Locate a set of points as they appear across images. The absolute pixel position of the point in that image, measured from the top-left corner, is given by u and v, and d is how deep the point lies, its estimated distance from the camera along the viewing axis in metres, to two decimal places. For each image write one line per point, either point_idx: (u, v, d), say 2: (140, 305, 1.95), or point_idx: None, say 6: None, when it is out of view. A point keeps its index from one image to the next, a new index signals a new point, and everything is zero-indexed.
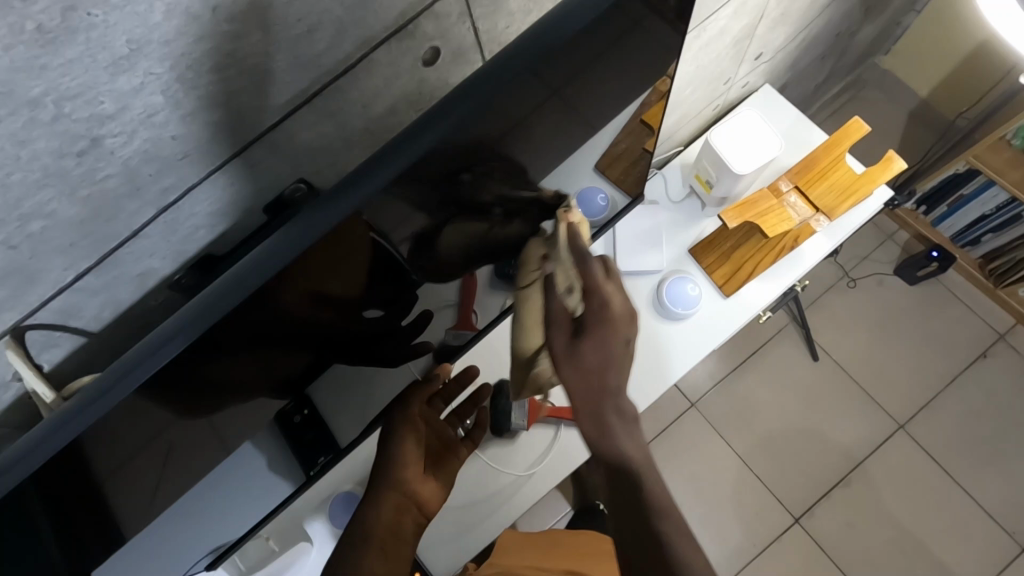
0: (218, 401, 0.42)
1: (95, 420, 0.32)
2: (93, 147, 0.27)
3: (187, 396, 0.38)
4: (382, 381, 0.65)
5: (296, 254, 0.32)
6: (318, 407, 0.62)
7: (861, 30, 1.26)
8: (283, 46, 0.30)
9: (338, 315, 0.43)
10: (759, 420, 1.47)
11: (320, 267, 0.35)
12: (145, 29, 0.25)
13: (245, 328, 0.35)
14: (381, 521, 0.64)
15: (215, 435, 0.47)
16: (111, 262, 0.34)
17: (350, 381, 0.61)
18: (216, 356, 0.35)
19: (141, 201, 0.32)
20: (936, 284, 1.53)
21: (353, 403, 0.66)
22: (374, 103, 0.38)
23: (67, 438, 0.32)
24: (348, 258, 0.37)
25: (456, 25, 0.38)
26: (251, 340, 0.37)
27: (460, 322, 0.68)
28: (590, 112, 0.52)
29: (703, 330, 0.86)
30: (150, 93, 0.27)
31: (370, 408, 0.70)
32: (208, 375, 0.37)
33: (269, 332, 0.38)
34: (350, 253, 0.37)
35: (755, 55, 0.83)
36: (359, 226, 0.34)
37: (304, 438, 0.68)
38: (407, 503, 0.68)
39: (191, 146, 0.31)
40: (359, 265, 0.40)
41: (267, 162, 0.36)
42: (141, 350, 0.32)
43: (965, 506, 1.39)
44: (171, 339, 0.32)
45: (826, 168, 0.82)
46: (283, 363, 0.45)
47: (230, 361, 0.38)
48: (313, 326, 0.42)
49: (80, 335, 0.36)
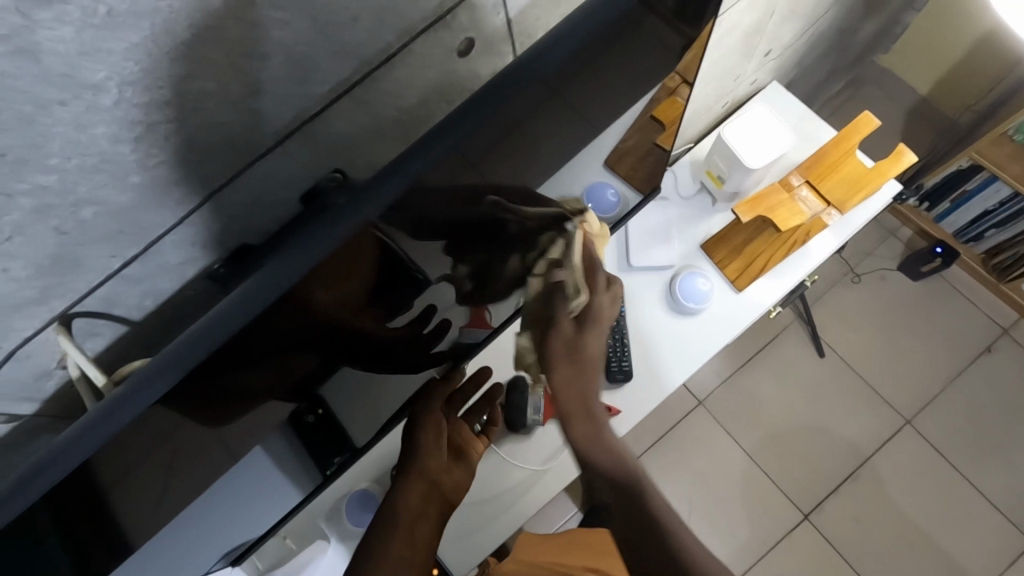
0: (238, 403, 0.42)
1: (132, 417, 0.33)
2: (146, 133, 0.28)
3: (218, 395, 0.38)
4: (395, 382, 0.65)
5: (319, 257, 0.33)
6: (332, 407, 0.60)
7: (863, 27, 1.27)
8: (328, 35, 0.31)
9: (364, 313, 0.45)
10: (766, 417, 1.48)
11: (343, 266, 0.36)
12: (204, 14, 0.26)
13: (274, 327, 0.36)
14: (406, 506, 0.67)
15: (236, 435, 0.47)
16: (155, 251, 0.34)
17: (365, 382, 0.61)
18: (245, 356, 0.36)
19: (187, 188, 0.32)
20: (940, 280, 1.54)
21: (373, 400, 0.66)
22: (408, 94, 0.38)
23: (104, 437, 0.33)
24: (373, 255, 0.39)
25: (490, 16, 0.38)
26: (279, 342, 0.38)
27: (473, 321, 0.68)
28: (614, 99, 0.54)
29: (715, 325, 0.87)
30: (204, 80, 0.28)
31: (388, 404, 0.70)
32: (237, 375, 0.38)
33: (296, 334, 0.39)
34: (371, 256, 0.38)
35: (764, 51, 0.84)
36: (376, 232, 0.36)
37: (317, 440, 0.65)
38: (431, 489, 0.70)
39: (237, 134, 0.32)
40: (381, 264, 0.41)
41: (306, 152, 0.36)
42: (175, 350, 0.33)
43: (974, 500, 1.39)
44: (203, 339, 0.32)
45: (837, 162, 0.82)
46: (307, 364, 0.45)
47: (259, 362, 0.38)
48: (339, 327, 0.43)
49: (121, 324, 0.36)
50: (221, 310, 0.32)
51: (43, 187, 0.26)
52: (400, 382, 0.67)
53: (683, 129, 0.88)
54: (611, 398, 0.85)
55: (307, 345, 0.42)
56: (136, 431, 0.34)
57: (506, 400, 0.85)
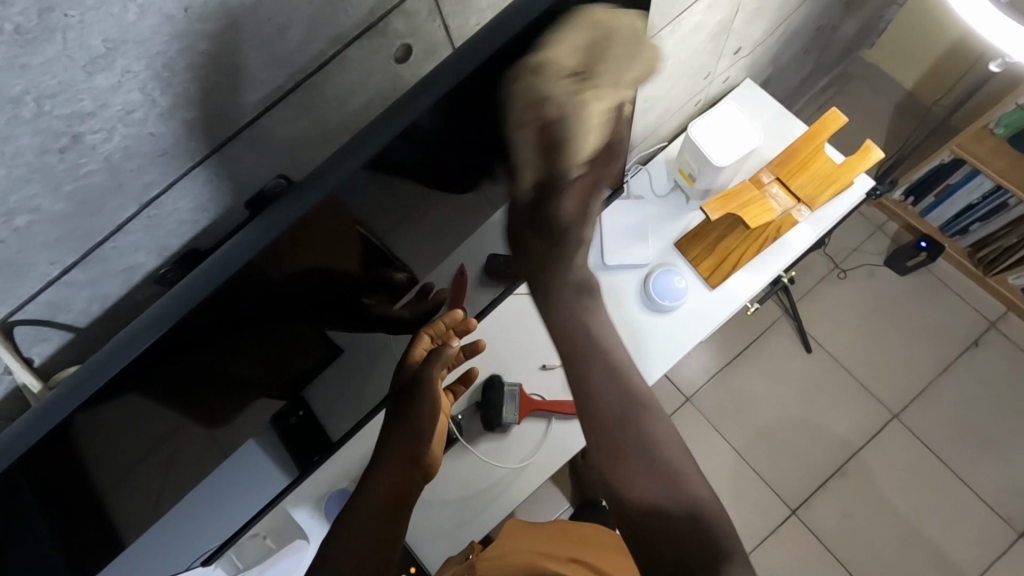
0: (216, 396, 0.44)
1: (84, 405, 0.34)
2: (74, 145, 0.29)
3: (178, 390, 0.39)
4: (374, 373, 0.69)
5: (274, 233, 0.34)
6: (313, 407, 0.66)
7: (843, 23, 1.27)
8: (254, 45, 0.32)
9: (336, 295, 0.46)
10: (753, 412, 1.49)
11: (297, 255, 0.38)
12: (120, 29, 0.26)
13: (226, 316, 0.37)
14: (379, 496, 0.64)
15: (206, 441, 0.49)
16: (97, 258, 0.35)
17: (344, 375, 0.64)
18: (199, 345, 0.37)
19: (123, 196, 0.33)
20: (927, 274, 1.54)
21: (349, 392, 0.69)
22: (348, 100, 0.39)
23: (54, 425, 0.33)
24: (334, 238, 0.40)
25: (427, 22, 0.39)
26: (233, 331, 0.39)
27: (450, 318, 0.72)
28: None
29: (689, 322, 0.87)
30: (128, 91, 0.29)
31: (366, 396, 0.72)
32: (195, 366, 0.39)
33: (254, 323, 0.40)
34: (335, 239, 0.40)
35: (734, 49, 0.85)
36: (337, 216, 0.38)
37: (304, 438, 0.69)
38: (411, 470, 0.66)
39: (171, 142, 0.32)
40: (341, 253, 0.42)
41: (246, 158, 0.37)
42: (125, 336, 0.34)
43: (961, 492, 1.40)
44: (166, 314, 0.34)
45: (806, 159, 0.83)
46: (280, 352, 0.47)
47: (220, 352, 0.40)
48: (307, 311, 0.45)
49: (68, 330, 0.37)
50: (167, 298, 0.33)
51: None
52: (376, 374, 0.70)
53: (655, 128, 0.89)
54: None
55: (273, 333, 0.43)
56: (88, 422, 0.35)
57: (483, 399, 0.85)
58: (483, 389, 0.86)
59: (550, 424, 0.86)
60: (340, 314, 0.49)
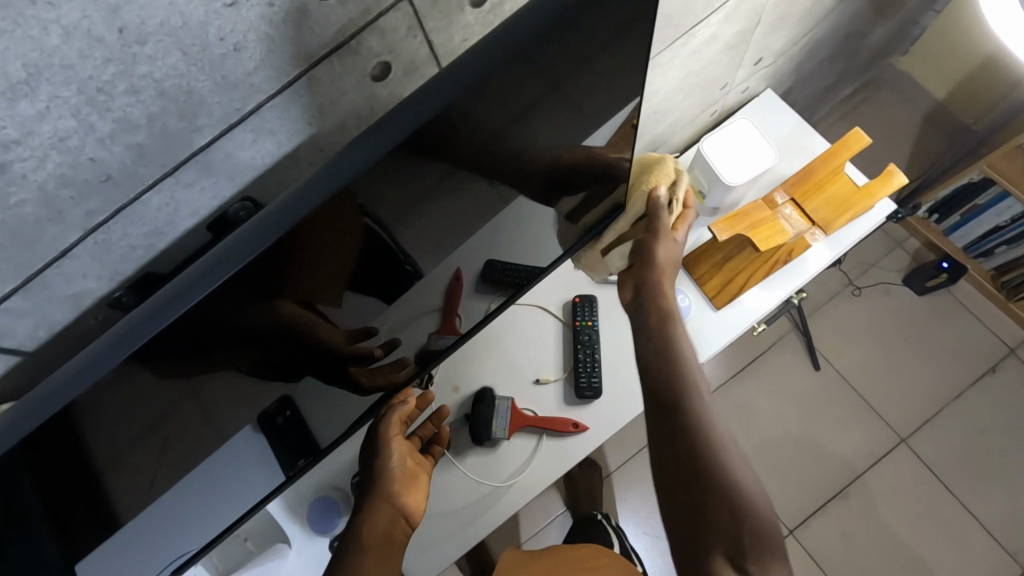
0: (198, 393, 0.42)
1: (53, 416, 0.33)
2: (0, 173, 0.26)
3: (152, 402, 0.38)
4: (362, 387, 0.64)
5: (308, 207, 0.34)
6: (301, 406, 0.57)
7: (873, 30, 1.21)
8: (206, 67, 0.29)
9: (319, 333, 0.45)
10: (756, 428, 1.45)
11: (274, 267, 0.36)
12: (43, 53, 0.24)
13: (201, 331, 0.36)
14: (364, 534, 0.66)
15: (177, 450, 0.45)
16: (39, 284, 0.33)
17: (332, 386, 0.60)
18: (174, 357, 0.36)
19: (63, 223, 0.30)
20: (946, 295, 1.48)
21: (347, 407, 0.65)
22: (319, 121, 0.36)
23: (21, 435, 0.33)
24: (324, 252, 0.38)
25: (407, 39, 0.36)
26: (211, 344, 0.37)
27: (443, 326, 0.68)
28: (591, 112, 0.52)
29: (691, 343, 0.84)
30: (58, 118, 0.26)
31: (352, 409, 0.68)
32: (169, 379, 0.38)
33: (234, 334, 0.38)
34: (343, 238, 0.38)
35: (753, 59, 0.80)
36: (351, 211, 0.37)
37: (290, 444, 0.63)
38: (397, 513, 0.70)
39: (115, 168, 0.30)
40: (326, 270, 0.40)
41: (204, 182, 0.34)
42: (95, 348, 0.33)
43: (967, 523, 1.35)
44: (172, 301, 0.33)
45: (824, 180, 0.78)
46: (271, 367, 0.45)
47: (198, 363, 0.38)
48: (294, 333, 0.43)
49: (13, 355, 0.35)
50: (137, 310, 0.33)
51: None
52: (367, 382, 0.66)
53: (666, 139, 0.85)
54: (578, 414, 0.83)
55: (257, 347, 0.41)
56: (56, 432, 0.35)
57: (471, 412, 0.83)
58: (473, 402, 0.84)
59: (540, 441, 0.83)
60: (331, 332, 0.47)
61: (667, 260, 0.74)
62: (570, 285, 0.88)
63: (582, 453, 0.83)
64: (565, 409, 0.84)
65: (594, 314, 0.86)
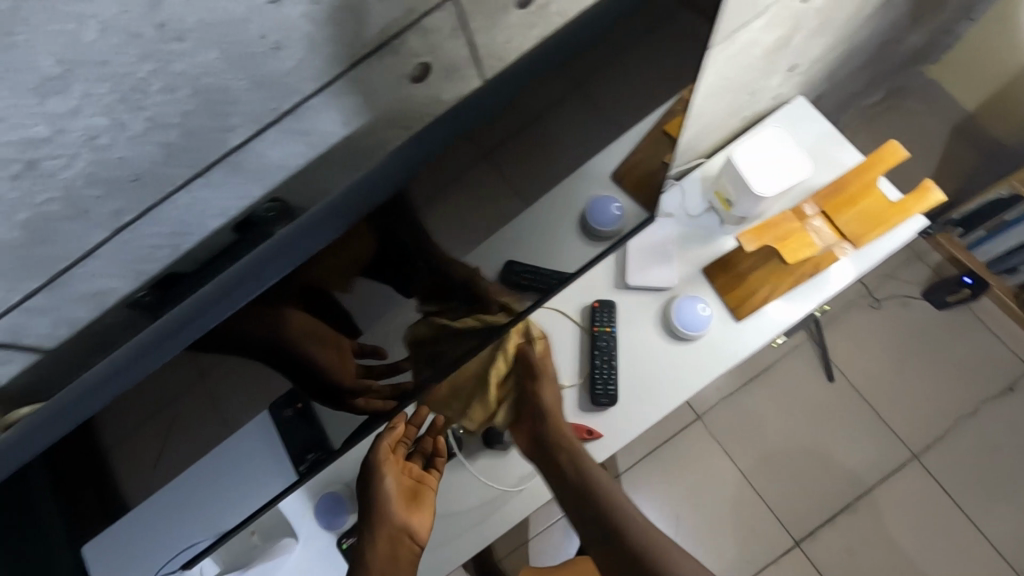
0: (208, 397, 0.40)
1: (72, 428, 0.33)
2: (29, 171, 0.25)
3: (164, 409, 0.38)
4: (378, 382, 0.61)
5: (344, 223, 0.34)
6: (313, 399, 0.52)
7: (907, 38, 1.18)
8: (243, 65, 0.27)
9: (321, 353, 0.45)
10: (765, 438, 1.43)
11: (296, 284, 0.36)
12: (77, 49, 0.22)
13: (222, 341, 0.36)
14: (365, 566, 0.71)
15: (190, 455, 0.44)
16: (62, 283, 0.32)
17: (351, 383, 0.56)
18: (192, 366, 0.36)
19: (90, 222, 0.29)
20: (965, 310, 1.46)
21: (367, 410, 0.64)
22: (354, 121, 0.35)
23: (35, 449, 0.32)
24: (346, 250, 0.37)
25: (449, 40, 0.35)
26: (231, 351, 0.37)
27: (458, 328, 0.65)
28: (613, 109, 0.51)
29: (709, 353, 0.83)
30: (90, 115, 0.25)
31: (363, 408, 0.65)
32: (183, 388, 0.38)
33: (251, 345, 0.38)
34: (371, 246, 0.38)
35: (788, 65, 0.78)
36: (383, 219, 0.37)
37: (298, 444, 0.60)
38: (399, 535, 0.73)
39: (144, 168, 0.29)
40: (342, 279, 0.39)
41: (234, 182, 0.33)
42: (118, 359, 0.33)
43: (975, 542, 1.34)
44: (190, 324, 0.33)
45: (856, 194, 0.76)
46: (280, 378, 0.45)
47: (213, 371, 0.38)
48: (305, 338, 0.42)
49: (35, 353, 0.34)
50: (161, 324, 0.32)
51: None
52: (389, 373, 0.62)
53: (693, 144, 0.83)
54: (592, 420, 0.82)
55: (269, 356, 0.41)
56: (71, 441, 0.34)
57: (484, 414, 0.82)
58: (486, 404, 0.83)
59: None
60: (340, 340, 0.46)
61: (550, 407, 0.81)
62: (589, 289, 0.86)
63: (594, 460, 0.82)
64: (578, 414, 0.83)
65: (613, 321, 0.84)
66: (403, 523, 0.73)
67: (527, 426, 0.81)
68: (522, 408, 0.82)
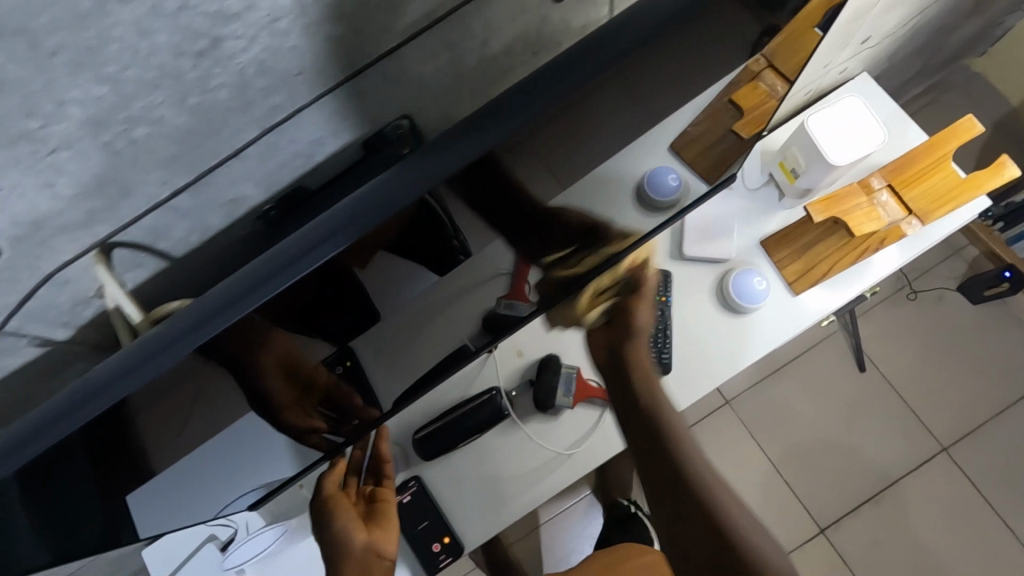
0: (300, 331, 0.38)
1: (157, 375, 0.31)
2: (212, 49, 0.25)
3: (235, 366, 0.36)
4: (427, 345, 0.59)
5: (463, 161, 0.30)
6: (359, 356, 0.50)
7: (962, 25, 1.16)
8: None
9: (275, 390, 0.44)
10: (793, 426, 1.43)
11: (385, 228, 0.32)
12: None
13: (305, 293, 0.33)
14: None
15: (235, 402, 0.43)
16: (206, 183, 0.31)
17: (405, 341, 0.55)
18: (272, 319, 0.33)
19: (248, 117, 0.29)
20: (1000, 306, 1.45)
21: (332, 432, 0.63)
22: (492, 39, 0.34)
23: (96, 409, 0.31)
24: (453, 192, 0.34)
25: None
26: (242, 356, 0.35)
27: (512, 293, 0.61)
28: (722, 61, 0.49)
29: (764, 326, 0.83)
30: None
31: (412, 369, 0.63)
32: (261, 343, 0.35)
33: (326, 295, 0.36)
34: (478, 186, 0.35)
35: (862, 37, 0.77)
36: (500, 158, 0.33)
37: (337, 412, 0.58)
38: (365, 558, 0.71)
39: (308, 62, 0.28)
40: (430, 228, 0.37)
41: (376, 92, 0.33)
42: (183, 323, 0.30)
43: (1001, 538, 1.33)
44: (292, 266, 0.30)
45: (925, 170, 0.75)
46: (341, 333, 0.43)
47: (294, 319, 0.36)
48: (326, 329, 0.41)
49: (164, 259, 0.34)
50: (224, 290, 0.29)
51: (98, 97, 0.24)
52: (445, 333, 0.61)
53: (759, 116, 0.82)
54: None
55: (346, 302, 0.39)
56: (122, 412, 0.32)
57: (537, 379, 0.82)
58: (538, 369, 0.83)
59: (603, 413, 0.82)
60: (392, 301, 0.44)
61: (643, 327, 0.80)
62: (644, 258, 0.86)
63: (620, 448, 0.82)
64: None
65: (668, 290, 0.84)
66: (365, 547, 0.72)
67: (606, 338, 0.81)
68: (613, 325, 0.80)
